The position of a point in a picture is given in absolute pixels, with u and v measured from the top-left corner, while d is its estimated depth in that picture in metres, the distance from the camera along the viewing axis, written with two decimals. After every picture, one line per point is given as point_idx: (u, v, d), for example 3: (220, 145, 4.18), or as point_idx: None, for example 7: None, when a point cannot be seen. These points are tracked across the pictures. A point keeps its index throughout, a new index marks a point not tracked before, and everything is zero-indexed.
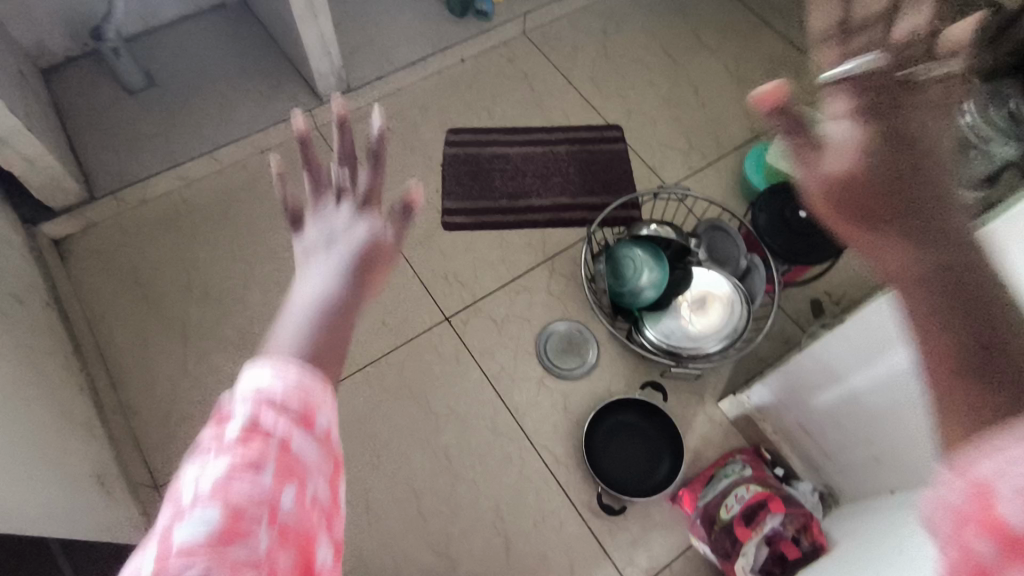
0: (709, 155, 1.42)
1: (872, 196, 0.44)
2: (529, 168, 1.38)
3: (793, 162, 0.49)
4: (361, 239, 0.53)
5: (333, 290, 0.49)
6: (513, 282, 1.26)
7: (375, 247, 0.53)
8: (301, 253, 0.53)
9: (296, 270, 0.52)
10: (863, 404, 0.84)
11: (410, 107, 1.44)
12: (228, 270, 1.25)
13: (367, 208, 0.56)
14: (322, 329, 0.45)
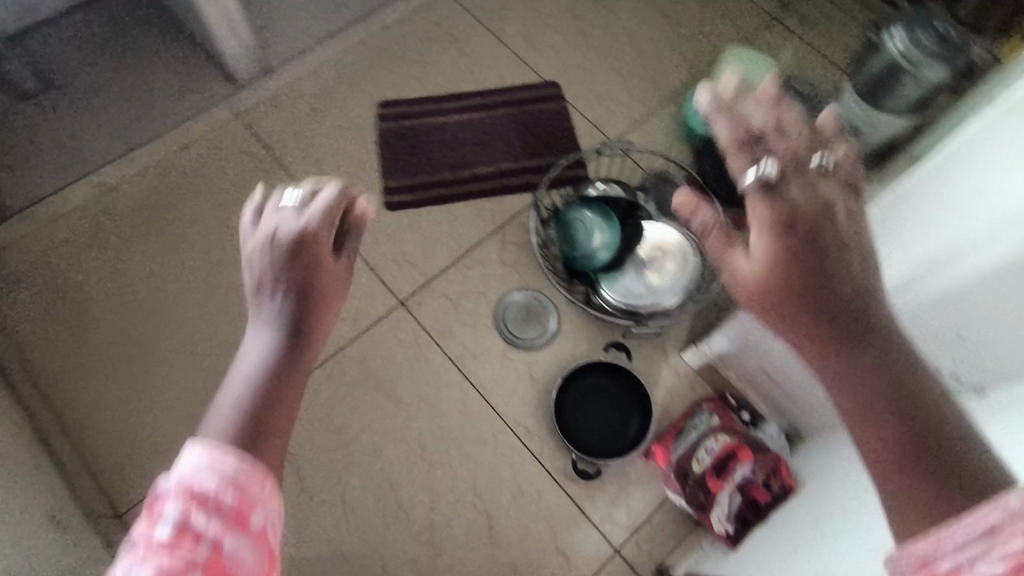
0: (649, 103, 1.39)
1: (797, 298, 0.55)
2: (468, 135, 1.32)
3: (725, 257, 0.61)
4: (309, 278, 0.60)
5: (276, 355, 0.55)
6: (465, 256, 1.22)
7: (323, 284, 0.61)
8: (255, 304, 0.59)
9: (248, 325, 0.58)
10: None
11: (335, 82, 1.35)
12: (162, 278, 1.18)
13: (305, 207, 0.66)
14: (262, 399, 0.52)
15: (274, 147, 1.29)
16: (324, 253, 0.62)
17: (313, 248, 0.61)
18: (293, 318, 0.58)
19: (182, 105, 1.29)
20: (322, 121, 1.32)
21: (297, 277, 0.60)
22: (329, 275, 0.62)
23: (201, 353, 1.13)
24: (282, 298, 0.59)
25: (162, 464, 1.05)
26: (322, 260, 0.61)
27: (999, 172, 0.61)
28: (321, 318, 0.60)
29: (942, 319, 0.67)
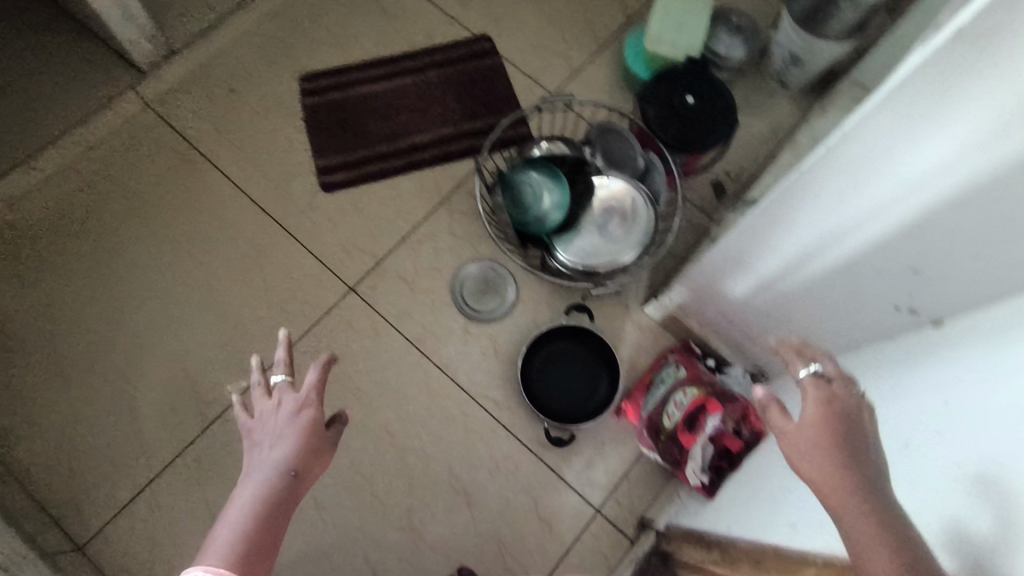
0: (587, 48, 1.33)
1: (847, 479, 0.51)
2: (401, 102, 1.25)
3: (772, 429, 0.58)
4: (295, 425, 0.69)
5: (271, 483, 0.65)
6: (413, 232, 1.17)
7: (310, 432, 0.69)
8: (249, 445, 0.69)
9: (246, 458, 0.68)
10: (775, 287, 0.85)
11: (249, 58, 1.25)
12: (88, 293, 1.09)
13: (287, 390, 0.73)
14: (256, 524, 0.61)
15: (193, 137, 1.20)
16: (315, 414, 0.70)
17: (307, 409, 0.70)
18: (286, 463, 0.66)
19: (82, 99, 1.17)
20: (242, 102, 1.23)
21: (292, 432, 0.68)
22: (319, 435, 0.69)
23: (144, 367, 1.06)
24: (281, 448, 0.67)
25: (120, 489, 0.99)
26: (316, 419, 0.70)
27: (893, 136, 0.58)
28: (311, 468, 0.67)
29: (883, 268, 0.68)
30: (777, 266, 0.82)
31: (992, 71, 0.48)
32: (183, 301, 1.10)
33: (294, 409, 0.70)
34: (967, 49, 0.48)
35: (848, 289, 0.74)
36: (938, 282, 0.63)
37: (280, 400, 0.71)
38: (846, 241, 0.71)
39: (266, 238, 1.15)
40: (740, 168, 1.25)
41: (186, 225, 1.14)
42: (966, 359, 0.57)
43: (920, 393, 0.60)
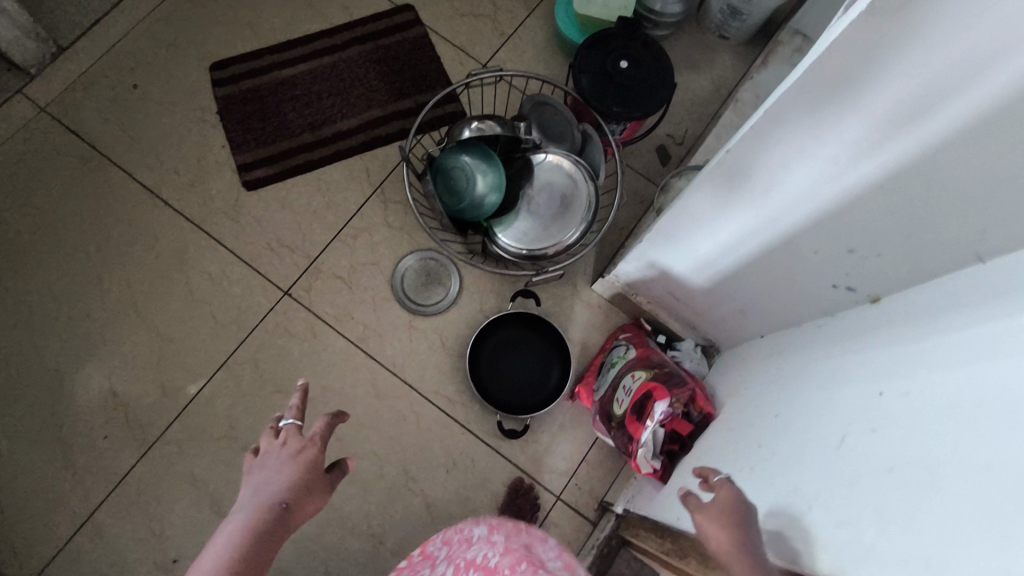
0: (517, 11, 1.25)
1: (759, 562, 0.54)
2: (322, 87, 1.16)
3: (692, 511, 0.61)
4: (298, 457, 0.63)
5: (269, 507, 0.58)
6: (348, 226, 1.10)
7: (313, 470, 0.63)
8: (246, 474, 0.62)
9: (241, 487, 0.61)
10: (717, 266, 0.81)
11: (150, 48, 1.15)
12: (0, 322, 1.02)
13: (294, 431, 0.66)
14: (247, 547, 0.54)
15: (97, 141, 1.10)
16: (316, 456, 0.64)
17: (311, 447, 0.64)
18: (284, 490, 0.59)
19: None
20: (147, 98, 1.13)
21: (296, 464, 0.62)
22: (316, 475, 0.63)
23: (71, 396, 1.00)
24: (279, 476, 0.61)
25: (59, 527, 0.95)
26: (316, 460, 0.63)
27: (799, 131, 0.54)
28: (306, 506, 0.60)
29: (811, 250, 0.66)
30: (715, 248, 0.78)
31: (897, 63, 0.43)
32: (108, 323, 1.03)
33: (296, 448, 0.64)
34: (865, 43, 0.43)
35: (795, 268, 0.70)
36: (867, 259, 0.62)
37: (284, 438, 0.65)
38: (769, 227, 0.68)
39: (189, 247, 1.08)
40: (683, 129, 1.21)
41: (99, 239, 1.06)
42: (900, 339, 0.56)
43: (855, 378, 0.59)
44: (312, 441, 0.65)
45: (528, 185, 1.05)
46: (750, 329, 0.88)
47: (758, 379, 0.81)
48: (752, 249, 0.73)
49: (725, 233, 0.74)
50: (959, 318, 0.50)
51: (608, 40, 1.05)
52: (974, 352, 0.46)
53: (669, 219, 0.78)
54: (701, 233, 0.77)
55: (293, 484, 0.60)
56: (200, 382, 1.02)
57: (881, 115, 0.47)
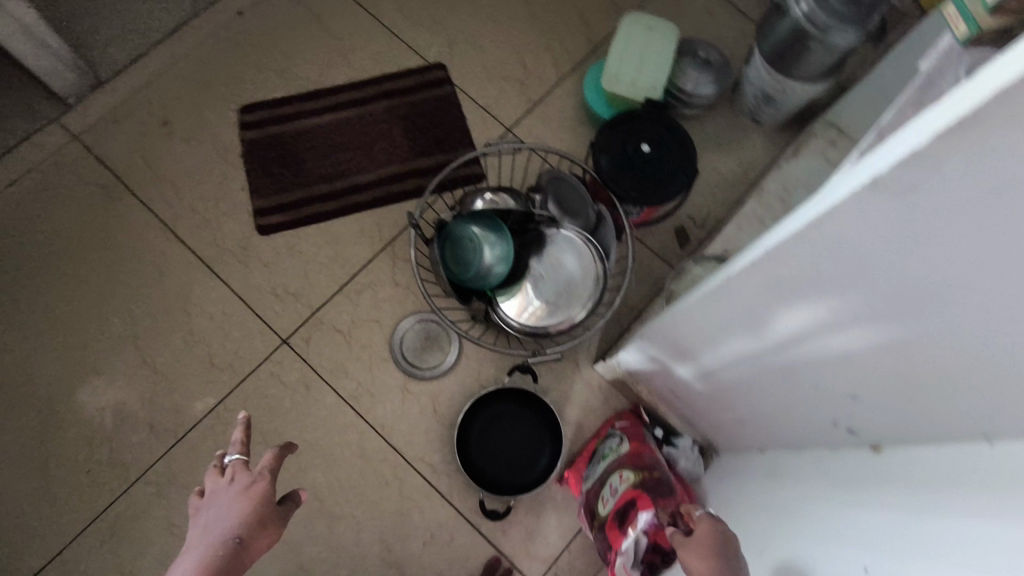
0: (546, 78, 1.25)
1: None
2: (345, 138, 1.18)
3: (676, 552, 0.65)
4: (245, 495, 0.62)
5: (215, 549, 0.58)
6: (353, 280, 1.11)
7: (261, 505, 0.62)
8: (195, 514, 0.63)
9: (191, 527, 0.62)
10: (718, 377, 0.78)
11: (185, 86, 1.18)
12: (4, 344, 1.04)
13: (241, 466, 0.66)
14: None
15: (121, 172, 1.13)
16: (266, 490, 0.63)
17: (260, 483, 0.64)
18: (232, 529, 0.60)
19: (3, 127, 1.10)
20: (175, 134, 1.16)
21: (243, 502, 0.62)
22: (267, 507, 0.63)
23: (61, 424, 1.01)
24: (229, 514, 0.61)
25: (32, 556, 0.96)
26: (265, 493, 0.63)
27: (804, 276, 0.51)
28: (258, 542, 0.61)
29: (814, 385, 0.63)
30: (716, 360, 0.75)
31: (904, 238, 0.40)
32: (108, 353, 1.04)
33: (243, 484, 0.63)
34: (872, 210, 0.41)
35: (796, 398, 0.67)
36: (876, 412, 0.57)
37: (231, 475, 0.65)
38: (771, 354, 0.65)
39: (196, 284, 1.08)
40: (705, 212, 1.18)
41: (109, 269, 1.08)
42: (898, 505, 0.52)
43: (849, 539, 0.55)
44: (262, 474, 0.65)
45: (537, 258, 1.03)
46: (749, 442, 0.84)
47: (751, 504, 0.76)
48: (753, 370, 0.70)
49: (727, 349, 0.72)
50: (959, 501, 0.46)
51: (631, 121, 1.04)
52: (971, 556, 0.42)
53: (674, 322, 0.76)
54: (704, 344, 0.75)
55: (244, 519, 0.60)
56: (189, 423, 1.02)
57: (888, 283, 0.44)
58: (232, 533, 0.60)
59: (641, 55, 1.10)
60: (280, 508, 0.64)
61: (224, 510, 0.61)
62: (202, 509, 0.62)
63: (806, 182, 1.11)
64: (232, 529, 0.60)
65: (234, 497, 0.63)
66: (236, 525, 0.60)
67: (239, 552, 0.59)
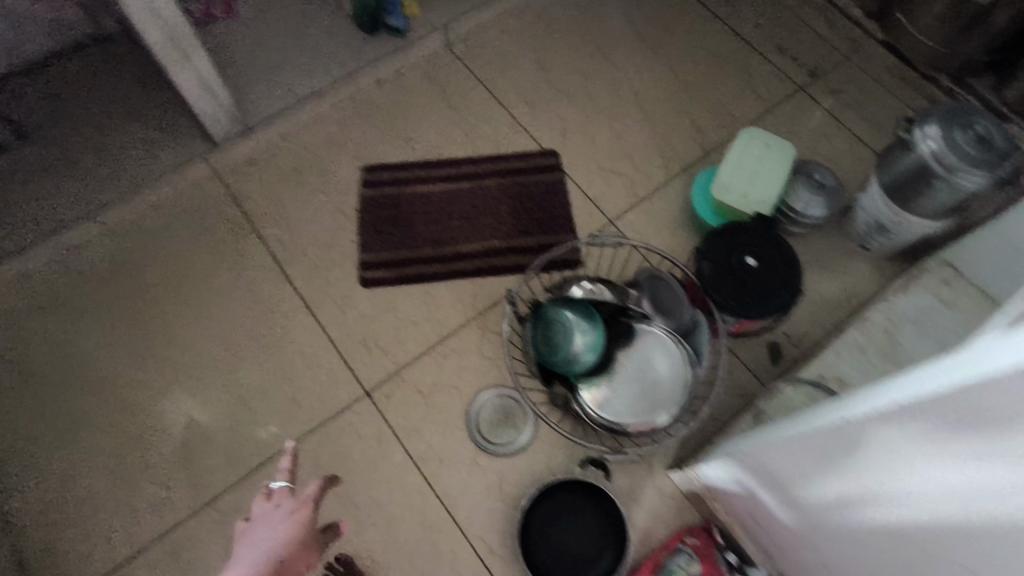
0: (656, 178, 1.29)
1: None
2: (455, 209, 1.24)
3: None
4: (291, 517, 0.73)
5: (266, 561, 0.68)
6: (441, 344, 1.13)
7: (305, 526, 0.73)
8: (246, 530, 0.73)
9: (243, 540, 0.72)
10: (807, 513, 0.74)
11: (319, 142, 1.28)
12: (119, 351, 1.12)
13: (288, 493, 0.76)
14: None
15: (250, 211, 1.23)
16: (310, 515, 0.74)
17: (305, 509, 0.74)
18: (282, 546, 0.70)
19: (160, 159, 1.23)
20: (304, 183, 1.25)
21: (291, 525, 0.72)
22: (310, 532, 0.73)
23: (151, 437, 1.06)
24: (277, 533, 0.72)
25: (98, 562, 0.99)
26: (309, 519, 0.73)
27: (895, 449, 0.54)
28: (301, 560, 0.71)
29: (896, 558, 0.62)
30: (811, 496, 0.72)
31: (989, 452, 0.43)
32: (205, 377, 1.10)
33: (291, 507, 0.74)
34: (959, 416, 0.46)
35: (895, 558, 0.62)
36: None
37: (279, 500, 0.75)
38: (878, 509, 0.61)
39: (296, 325, 1.14)
40: (802, 331, 1.15)
41: (223, 298, 1.16)
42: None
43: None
44: (306, 501, 0.75)
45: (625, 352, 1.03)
46: None
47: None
48: (851, 516, 0.66)
49: (824, 487, 0.68)
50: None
51: (739, 232, 1.05)
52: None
53: (774, 445, 0.73)
54: (800, 476, 0.72)
55: (290, 539, 0.71)
56: (264, 458, 1.06)
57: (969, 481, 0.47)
58: (280, 549, 0.70)
59: (756, 170, 1.12)
60: (322, 536, 0.74)
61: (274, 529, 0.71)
62: (255, 524, 0.73)
63: (917, 318, 1.07)
64: (280, 546, 0.70)
65: (284, 519, 0.73)
66: (283, 543, 0.71)
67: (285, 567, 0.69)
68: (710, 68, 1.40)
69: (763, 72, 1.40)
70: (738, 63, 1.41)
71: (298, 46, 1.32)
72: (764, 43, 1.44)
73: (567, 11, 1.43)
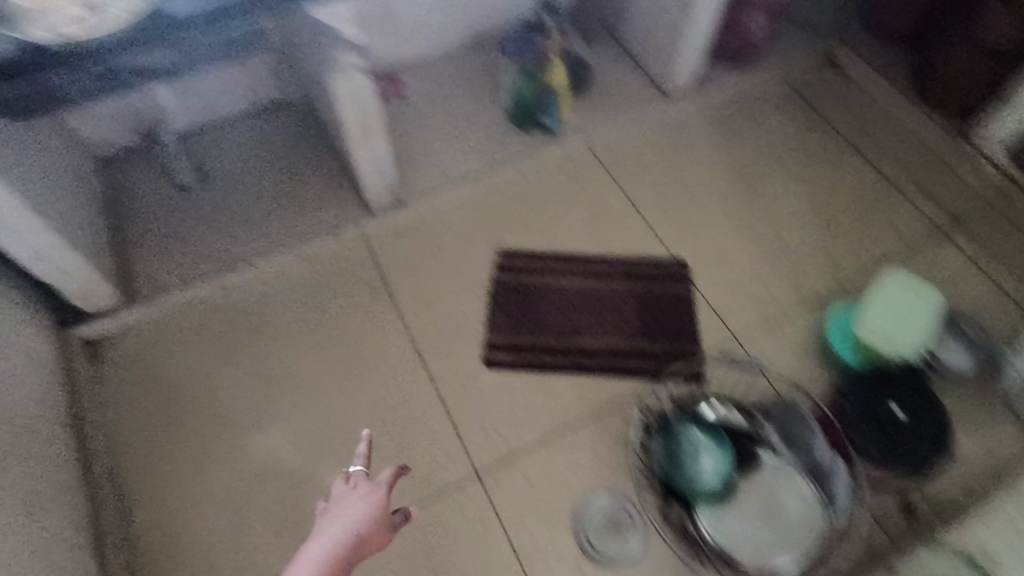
0: (786, 303, 1.28)
1: None
2: (583, 304, 1.28)
3: None
4: (366, 498, 0.81)
5: (343, 538, 0.77)
6: (555, 438, 1.14)
7: (377, 506, 0.81)
8: (326, 508, 0.82)
9: (324, 515, 0.81)
10: None
11: (461, 222, 1.36)
12: (253, 391, 1.18)
13: (363, 478, 0.84)
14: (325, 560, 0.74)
15: (390, 278, 1.30)
16: (382, 497, 0.82)
17: (378, 492, 0.82)
18: (358, 523, 0.78)
19: (319, 219, 1.34)
20: (442, 258, 1.32)
21: (368, 507, 0.80)
22: (383, 514, 0.80)
23: (268, 481, 1.10)
24: (355, 510, 0.80)
25: None
26: (383, 501, 0.81)
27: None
28: (376, 537, 0.78)
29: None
30: None
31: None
32: (326, 430, 1.14)
33: (368, 491, 0.82)
34: None
35: None
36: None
37: (357, 484, 0.83)
38: None
39: (418, 393, 1.18)
40: (938, 490, 1.08)
41: (354, 355, 1.22)
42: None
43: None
44: (380, 484, 0.83)
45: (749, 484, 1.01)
46: None
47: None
48: None
49: None
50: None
51: (883, 382, 1.07)
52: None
53: None
54: None
55: (366, 518, 0.79)
56: None
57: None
58: (356, 526, 0.78)
59: (906, 314, 1.10)
60: (392, 518, 0.81)
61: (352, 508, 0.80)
62: (336, 503, 0.81)
63: None
64: (357, 523, 0.78)
65: (360, 499, 0.82)
66: (362, 521, 0.79)
67: (359, 540, 0.77)
68: (848, 203, 1.41)
69: (903, 212, 1.39)
70: (878, 201, 1.41)
71: (456, 135, 1.44)
72: (904, 183, 1.44)
73: (708, 132, 1.50)
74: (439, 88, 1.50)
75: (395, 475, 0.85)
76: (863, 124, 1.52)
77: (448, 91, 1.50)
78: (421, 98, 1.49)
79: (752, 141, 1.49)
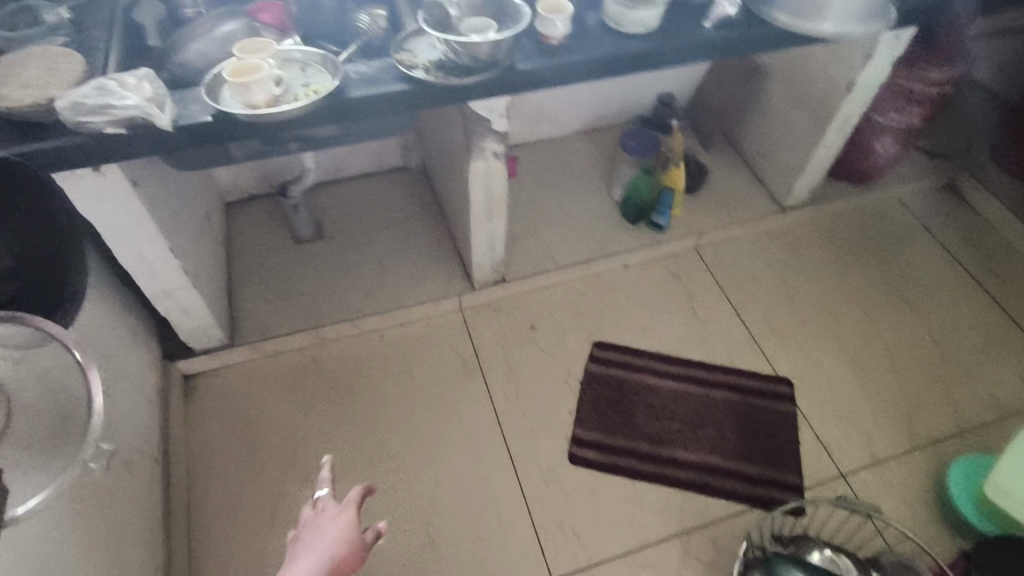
0: (898, 441, 1.19)
1: None
2: (677, 411, 1.22)
3: None
4: (328, 519, 0.70)
5: (308, 563, 0.66)
6: (639, 553, 1.07)
7: (342, 526, 0.70)
8: (295, 536, 0.71)
9: (293, 544, 0.70)
10: None
11: (560, 307, 1.36)
12: (335, 451, 1.16)
13: (327, 500, 0.73)
14: None
15: (483, 354, 1.29)
16: (352, 516, 0.71)
17: (346, 513, 0.71)
18: (325, 548, 0.67)
19: (422, 285, 1.35)
20: (537, 341, 1.31)
21: (335, 532, 0.69)
22: (354, 535, 0.69)
23: None
24: (320, 536, 0.69)
25: None
26: (353, 520, 0.70)
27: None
28: (350, 559, 0.67)
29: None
30: None
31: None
32: (403, 503, 1.11)
33: (336, 513, 0.71)
34: None
35: None
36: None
37: (325, 508, 0.72)
38: None
39: (499, 480, 1.14)
40: None
41: (439, 429, 1.20)
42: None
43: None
44: (350, 504, 0.72)
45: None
46: None
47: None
48: None
49: None
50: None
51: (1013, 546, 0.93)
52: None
53: None
54: None
55: (335, 543, 0.68)
56: None
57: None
58: (328, 552, 0.67)
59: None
60: (365, 536, 0.70)
61: (320, 534, 0.69)
62: (302, 533, 0.71)
63: None
64: (328, 549, 0.67)
65: (328, 524, 0.70)
66: (331, 547, 0.68)
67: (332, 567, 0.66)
68: (970, 340, 1.32)
69: None
70: (1004, 343, 1.32)
71: (565, 221, 1.46)
72: None
73: (819, 248, 1.46)
74: (551, 173, 1.55)
75: (362, 494, 0.73)
76: (988, 258, 1.45)
77: (559, 177, 1.54)
78: (533, 179, 1.53)
79: (867, 262, 1.44)
